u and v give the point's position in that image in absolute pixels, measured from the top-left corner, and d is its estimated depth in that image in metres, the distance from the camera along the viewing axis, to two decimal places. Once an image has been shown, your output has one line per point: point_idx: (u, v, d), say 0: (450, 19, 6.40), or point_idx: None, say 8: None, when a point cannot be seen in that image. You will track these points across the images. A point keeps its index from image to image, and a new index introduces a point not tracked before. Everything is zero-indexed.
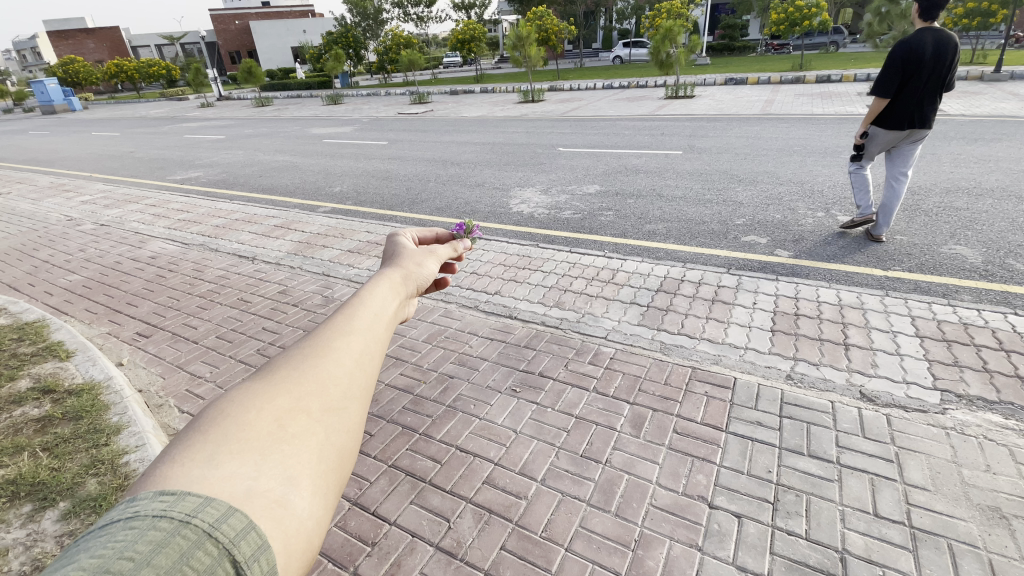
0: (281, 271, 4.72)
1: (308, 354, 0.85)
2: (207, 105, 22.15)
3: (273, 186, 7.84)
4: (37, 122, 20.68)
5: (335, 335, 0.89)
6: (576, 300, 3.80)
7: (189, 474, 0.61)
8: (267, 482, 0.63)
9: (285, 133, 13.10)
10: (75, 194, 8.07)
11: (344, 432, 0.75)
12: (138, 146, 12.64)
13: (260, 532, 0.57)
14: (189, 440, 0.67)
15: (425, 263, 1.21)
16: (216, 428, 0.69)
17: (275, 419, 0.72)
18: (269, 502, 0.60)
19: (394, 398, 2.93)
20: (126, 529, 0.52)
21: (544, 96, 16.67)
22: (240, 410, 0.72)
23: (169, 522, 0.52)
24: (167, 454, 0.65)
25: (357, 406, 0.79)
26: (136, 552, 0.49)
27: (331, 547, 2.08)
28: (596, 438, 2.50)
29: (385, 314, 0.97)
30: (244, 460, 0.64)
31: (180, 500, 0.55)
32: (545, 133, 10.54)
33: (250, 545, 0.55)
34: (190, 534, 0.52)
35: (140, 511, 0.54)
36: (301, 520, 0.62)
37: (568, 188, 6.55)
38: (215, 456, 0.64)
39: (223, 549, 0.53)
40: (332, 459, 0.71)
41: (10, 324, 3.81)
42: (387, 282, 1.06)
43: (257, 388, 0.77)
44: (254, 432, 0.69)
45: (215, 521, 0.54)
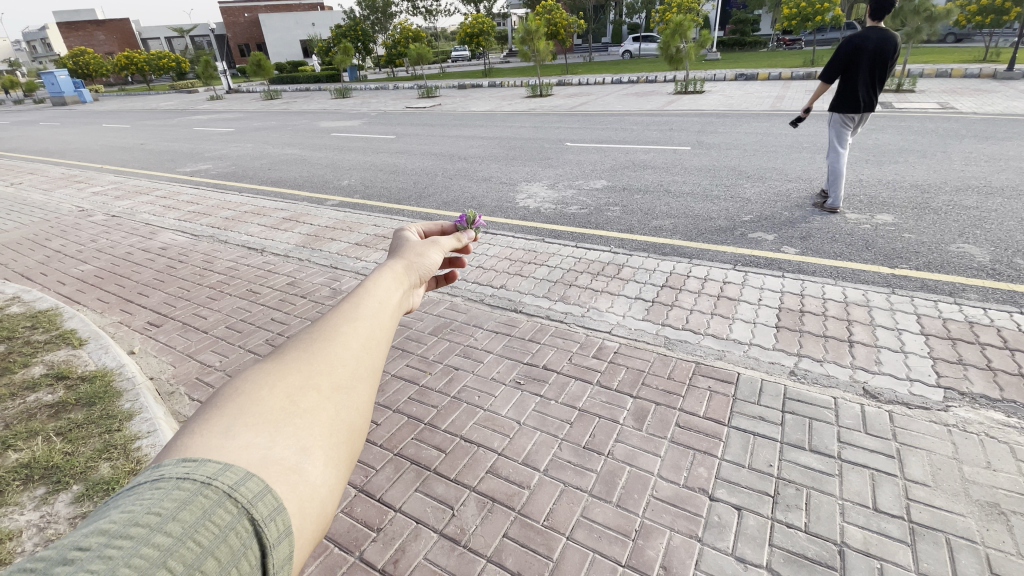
0: (289, 263, 4.77)
1: (317, 338, 0.87)
2: (217, 98, 22.27)
3: (282, 179, 7.90)
4: (49, 114, 20.90)
5: (343, 320, 0.91)
6: (581, 295, 3.82)
7: (208, 442, 0.64)
8: (282, 450, 0.66)
9: (293, 126, 13.16)
10: (87, 185, 8.17)
11: (354, 409, 0.78)
12: (149, 139, 12.76)
13: (276, 495, 0.60)
14: (206, 413, 0.70)
15: (430, 253, 1.23)
16: (231, 403, 0.72)
17: (286, 395, 0.75)
18: (283, 469, 0.63)
19: (400, 388, 2.97)
20: (152, 489, 0.56)
21: (552, 90, 16.62)
22: (253, 388, 0.75)
23: (191, 483, 0.56)
24: (187, 425, 0.68)
25: (366, 386, 0.81)
26: (162, 509, 0.53)
27: (337, 532, 2.13)
28: (598, 430, 2.53)
29: (391, 302, 0.99)
30: (260, 430, 0.67)
31: (202, 464, 0.59)
32: (553, 128, 10.52)
33: (267, 506, 0.58)
34: (212, 494, 0.55)
35: (164, 474, 0.58)
36: (314, 487, 0.65)
37: (575, 183, 6.55)
38: (230, 428, 0.67)
39: (242, 508, 0.56)
40: (344, 433, 0.74)
41: (25, 312, 3.89)
42: (392, 272, 1.08)
43: (268, 369, 0.80)
44: (266, 406, 0.72)
45: (234, 483, 0.57)
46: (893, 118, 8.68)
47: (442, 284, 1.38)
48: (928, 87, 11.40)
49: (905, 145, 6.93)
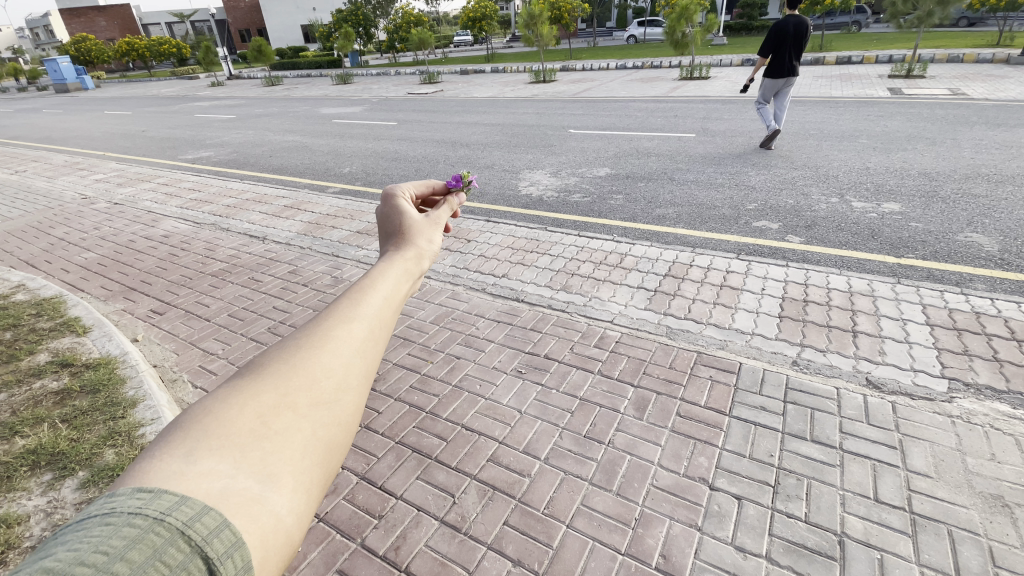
0: (291, 251, 4.76)
1: (305, 345, 0.85)
2: (217, 84, 22.14)
3: (283, 166, 7.87)
4: (50, 101, 20.83)
5: (333, 325, 0.89)
6: (583, 284, 3.81)
7: (166, 470, 0.62)
8: (244, 480, 0.64)
9: (295, 113, 13.09)
10: (90, 173, 8.16)
11: (334, 425, 0.76)
12: (150, 126, 12.71)
13: (234, 529, 0.58)
14: (176, 433, 0.69)
15: (434, 234, 1.17)
16: (198, 424, 0.70)
17: (260, 415, 0.72)
18: (245, 499, 0.62)
19: (402, 376, 2.98)
20: (101, 524, 0.54)
21: (555, 76, 16.44)
22: (224, 407, 0.73)
23: (143, 519, 0.54)
24: (154, 448, 0.67)
25: (350, 399, 0.79)
26: (111, 546, 0.51)
27: (339, 519, 2.14)
28: (599, 419, 2.53)
29: (388, 298, 0.95)
30: (223, 456, 0.66)
31: (157, 497, 0.57)
32: (556, 114, 10.43)
33: (223, 542, 0.56)
34: (164, 531, 0.54)
35: (117, 507, 0.56)
36: (279, 517, 0.63)
37: (579, 171, 6.49)
38: (193, 452, 0.65)
39: (196, 547, 0.54)
40: (317, 453, 0.73)
41: (30, 300, 3.90)
42: (391, 261, 1.04)
43: (247, 385, 0.78)
44: (235, 429, 0.69)
45: (189, 519, 0.55)
46: (903, 104, 8.55)
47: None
48: (939, 72, 11.22)
49: (913, 132, 6.84)
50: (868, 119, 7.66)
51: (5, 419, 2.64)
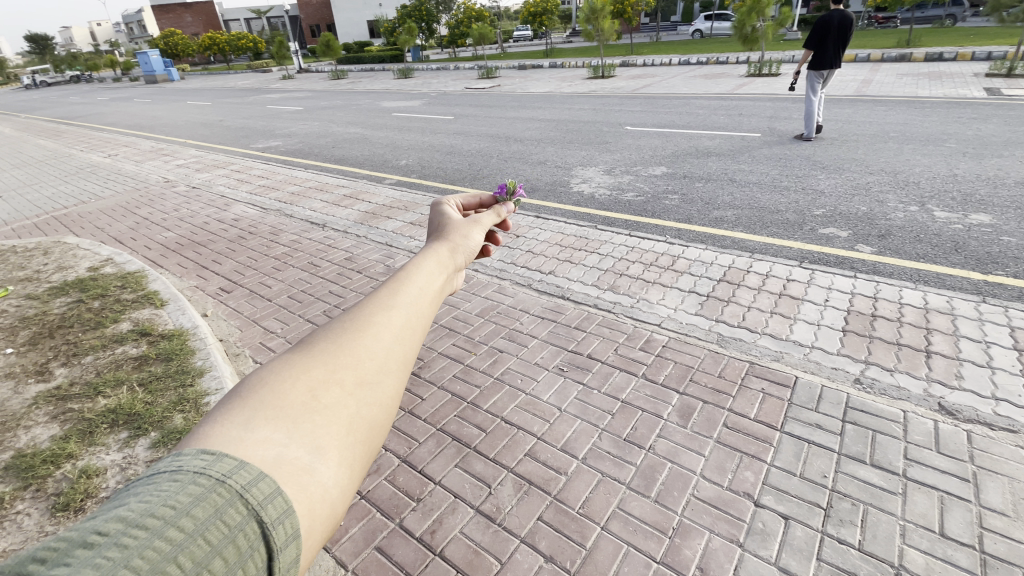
0: (348, 238, 4.95)
1: (350, 327, 0.86)
2: (288, 78, 23.32)
3: (345, 157, 8.18)
4: (141, 91, 22.63)
5: (378, 309, 0.90)
6: (632, 285, 3.73)
7: (226, 435, 0.65)
8: (296, 449, 0.65)
9: (357, 106, 13.56)
10: (172, 158, 8.84)
11: (376, 406, 0.76)
12: (226, 116, 13.55)
13: (286, 497, 0.60)
14: (234, 402, 0.71)
15: (471, 235, 1.19)
16: (255, 394, 0.72)
17: (308, 390, 0.73)
18: (294, 468, 0.63)
19: (445, 365, 3.04)
20: (170, 480, 0.57)
21: (614, 72, 16.13)
22: (277, 380, 0.75)
23: (206, 479, 0.57)
24: (215, 412, 0.70)
25: (391, 382, 0.80)
26: (177, 501, 0.54)
27: (379, 497, 2.21)
28: (641, 424, 2.48)
29: (429, 290, 0.97)
30: (278, 425, 0.67)
31: (218, 459, 0.60)
32: (614, 111, 10.24)
33: (276, 509, 0.58)
34: (224, 492, 0.56)
35: (182, 465, 0.59)
36: (325, 488, 0.64)
37: (633, 169, 6.35)
38: (250, 421, 0.68)
39: (252, 509, 0.57)
40: (360, 430, 0.73)
41: (117, 273, 4.28)
42: (432, 256, 1.06)
43: (298, 361, 0.79)
44: (288, 402, 0.71)
45: (246, 483, 0.58)
46: (1001, 106, 7.77)
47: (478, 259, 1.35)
48: None
49: (1012, 137, 6.20)
50: (958, 122, 7.02)
51: (91, 379, 2.91)
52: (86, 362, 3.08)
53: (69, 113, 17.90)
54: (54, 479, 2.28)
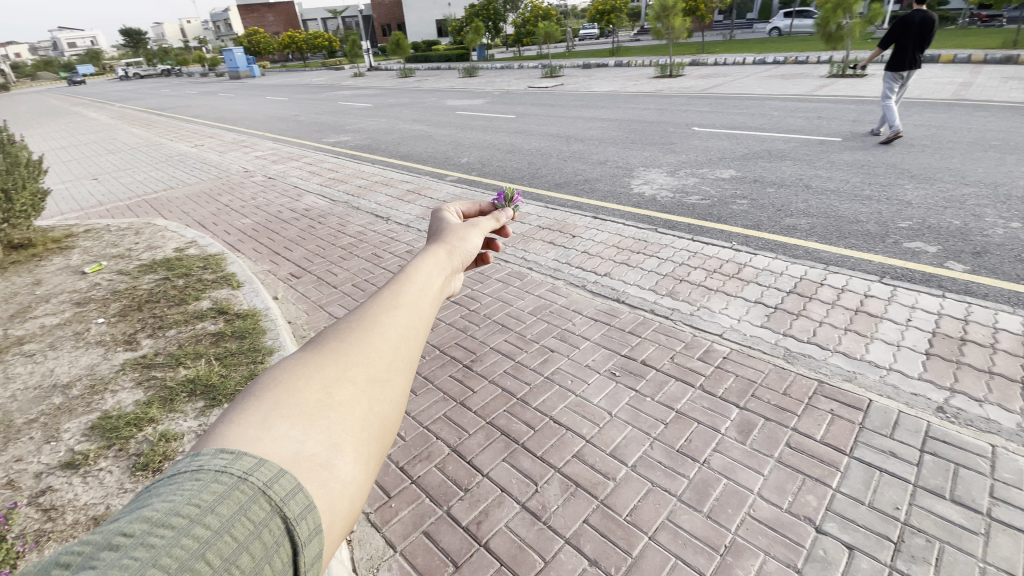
0: (409, 232, 5.11)
1: (357, 328, 0.83)
2: (359, 75, 24.32)
3: (409, 153, 8.45)
4: (227, 87, 24.36)
5: (385, 309, 0.87)
6: (693, 292, 3.62)
7: (244, 434, 0.63)
8: (314, 444, 0.64)
9: (423, 103, 13.96)
10: (252, 150, 9.45)
11: (388, 402, 0.74)
12: (301, 111, 14.33)
13: (307, 493, 0.59)
14: (249, 400, 0.70)
15: (470, 236, 1.17)
16: (268, 393, 0.70)
17: (322, 387, 0.72)
18: (313, 464, 0.62)
19: (497, 361, 3.08)
20: (192, 479, 0.56)
21: (683, 71, 15.66)
22: (289, 379, 0.73)
23: (229, 477, 0.56)
24: (231, 413, 0.68)
25: (402, 378, 0.78)
26: (201, 500, 0.54)
27: (429, 484, 2.28)
28: (696, 436, 2.41)
29: (431, 290, 0.95)
30: (295, 422, 0.66)
31: (238, 458, 0.59)
32: (680, 111, 9.95)
33: (299, 504, 0.57)
34: (247, 489, 0.56)
35: (203, 465, 0.58)
36: (344, 484, 0.63)
37: (699, 172, 6.14)
38: (266, 419, 0.66)
39: (275, 506, 0.56)
40: (375, 427, 0.71)
41: (200, 255, 4.65)
42: (433, 257, 1.04)
43: (308, 360, 0.77)
44: (301, 400, 0.69)
45: (269, 480, 0.57)
46: None
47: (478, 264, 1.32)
48: None
49: None
50: None
51: (174, 352, 3.18)
52: (169, 336, 3.37)
53: (164, 105, 19.51)
54: (137, 440, 2.51)
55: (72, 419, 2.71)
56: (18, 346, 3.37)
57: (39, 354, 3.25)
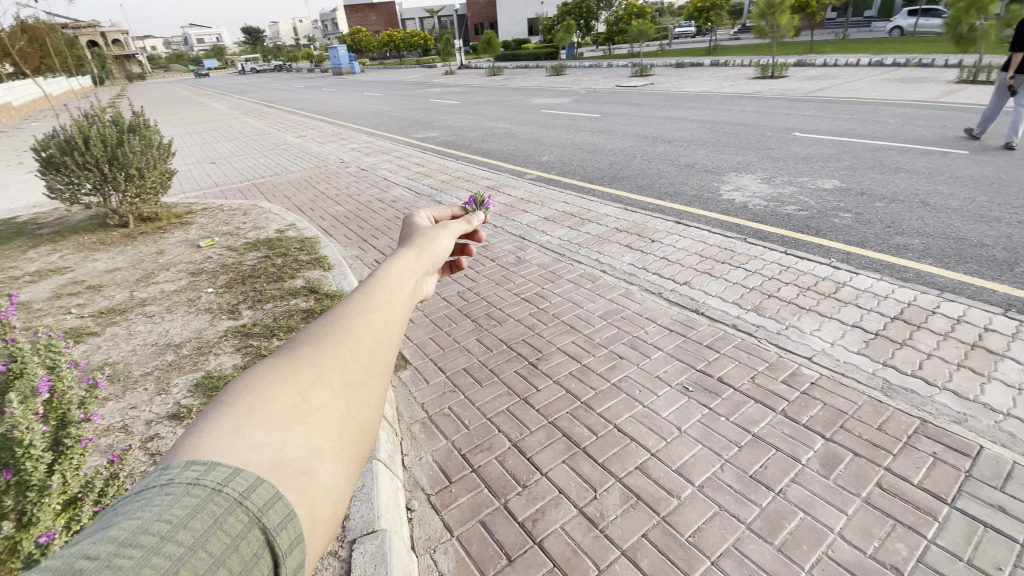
0: (486, 227, 5.22)
1: (326, 331, 0.75)
2: (450, 73, 25.15)
3: (492, 150, 8.64)
4: (330, 82, 26.20)
5: (358, 311, 0.80)
6: (780, 309, 3.39)
7: (216, 441, 0.55)
8: (292, 450, 0.57)
9: (509, 102, 14.20)
10: (348, 142, 10.13)
11: (368, 406, 0.67)
12: (395, 107, 15.12)
13: (287, 501, 0.52)
14: (218, 405, 0.61)
15: (441, 240, 1.11)
16: (235, 399, 0.62)
17: (297, 390, 0.64)
18: (293, 471, 0.55)
19: (563, 362, 3.07)
20: (160, 493, 0.48)
21: (785, 72, 14.63)
22: (257, 383, 0.65)
23: (202, 489, 0.49)
24: (198, 420, 0.59)
25: (381, 380, 0.71)
26: (173, 515, 0.46)
27: (489, 475, 2.33)
28: (772, 463, 2.27)
29: (404, 292, 0.88)
30: (271, 426, 0.58)
31: (211, 467, 0.51)
32: (779, 115, 9.32)
33: (279, 514, 0.51)
34: (223, 500, 0.48)
35: (172, 477, 0.50)
36: (326, 490, 0.57)
37: (796, 180, 5.73)
38: (238, 424, 0.58)
39: (254, 516, 0.49)
40: (355, 432, 0.64)
41: (298, 237, 5.06)
42: (404, 259, 0.97)
43: (276, 363, 0.69)
44: (272, 404, 0.61)
45: (246, 489, 0.50)
46: None
47: (450, 271, 1.25)
48: None
49: None
50: None
51: (269, 324, 3.49)
52: (266, 309, 3.70)
53: (276, 98, 21.37)
54: None
55: (181, 375, 3.06)
56: (143, 307, 3.86)
57: (158, 315, 3.70)
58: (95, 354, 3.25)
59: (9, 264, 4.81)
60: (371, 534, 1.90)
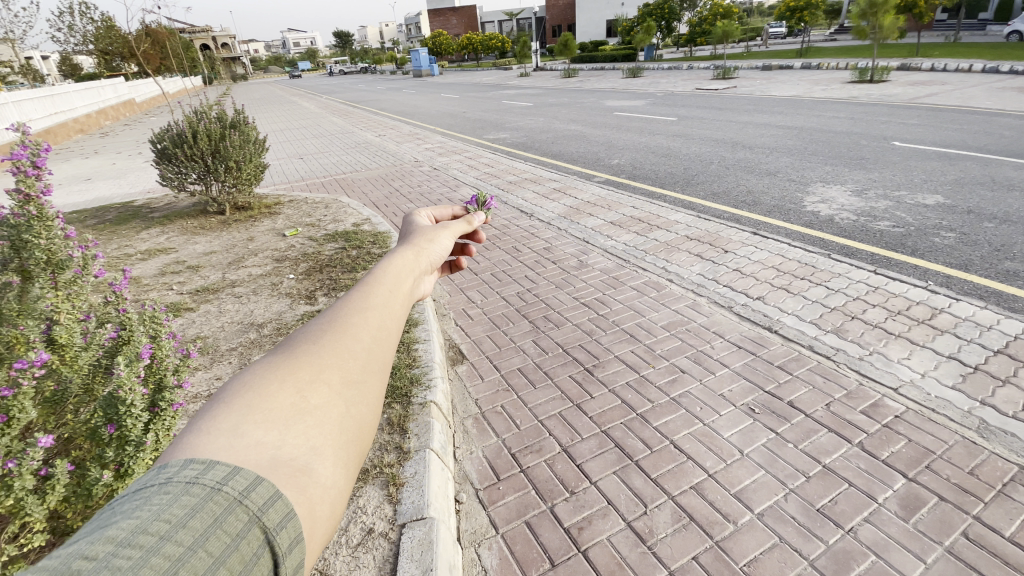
0: (550, 230, 5.22)
1: (325, 329, 0.76)
2: (525, 75, 25.35)
3: (562, 152, 8.62)
4: (410, 84, 27.28)
5: (356, 310, 0.80)
6: (864, 333, 3.13)
7: (217, 440, 0.57)
8: (291, 449, 0.59)
9: (582, 104, 14.11)
10: (423, 141, 10.49)
11: (365, 406, 0.69)
12: (469, 108, 15.47)
13: (286, 499, 0.53)
14: (218, 403, 0.62)
15: (441, 238, 1.11)
16: (235, 397, 0.63)
17: (296, 389, 0.65)
18: (292, 470, 0.57)
19: (620, 371, 3.01)
20: (159, 492, 0.50)
21: (887, 75, 13.44)
22: (257, 381, 0.66)
23: (201, 488, 0.50)
24: (199, 418, 0.61)
25: (377, 380, 0.72)
26: (172, 515, 0.48)
27: (538, 477, 2.33)
28: (843, 498, 2.10)
29: (403, 291, 0.89)
30: (270, 425, 0.60)
31: (211, 466, 0.52)
32: (877, 122, 8.58)
33: (278, 513, 0.52)
34: (222, 500, 0.49)
35: (172, 475, 0.51)
36: (324, 488, 0.58)
37: (893, 194, 5.24)
38: (238, 424, 0.59)
39: (254, 515, 0.50)
40: (353, 432, 0.66)
41: (371, 231, 5.31)
42: (404, 256, 0.97)
43: (276, 361, 0.70)
44: (271, 403, 0.62)
45: (246, 488, 0.51)
46: None
47: (450, 270, 1.25)
48: None
49: None
50: None
51: None
52: None
53: (359, 98, 22.55)
54: None
55: (260, 352, 3.31)
56: (232, 288, 4.22)
57: (245, 297, 4.03)
58: (190, 328, 3.59)
59: (127, 243, 5.42)
60: (420, 521, 1.96)
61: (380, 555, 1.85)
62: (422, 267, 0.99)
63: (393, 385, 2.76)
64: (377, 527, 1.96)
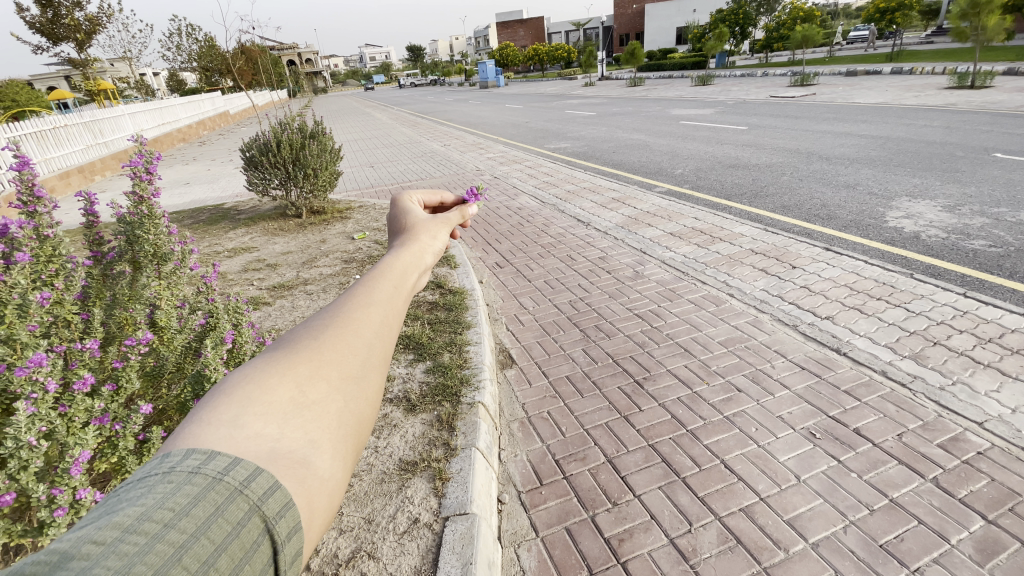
0: (606, 239, 5.20)
1: (328, 324, 0.78)
2: (589, 84, 25.33)
3: (623, 161, 8.55)
4: (476, 95, 28.06)
5: (357, 306, 0.82)
6: (947, 360, 2.88)
7: (218, 432, 0.59)
8: (290, 442, 0.61)
9: (647, 113, 13.90)
10: (486, 151, 10.77)
11: (364, 400, 0.71)
12: (532, 118, 15.67)
13: (286, 490, 0.56)
14: (220, 397, 0.64)
15: (440, 232, 1.13)
16: (237, 389, 0.65)
17: (295, 382, 0.67)
18: (290, 461, 0.59)
19: (671, 385, 2.95)
20: (163, 481, 0.53)
21: (992, 80, 12.24)
22: (258, 374, 0.68)
23: (203, 478, 0.53)
24: (200, 411, 0.63)
25: (376, 375, 0.75)
26: (176, 503, 0.51)
27: (580, 486, 2.34)
28: (911, 536, 1.96)
29: (405, 286, 0.91)
30: (269, 419, 0.62)
31: (213, 456, 0.55)
32: (977, 131, 7.85)
33: (278, 502, 0.55)
34: (223, 490, 0.53)
35: (175, 466, 0.54)
36: (321, 479, 0.61)
37: (990, 211, 4.78)
38: (239, 415, 0.62)
39: (254, 505, 0.53)
40: (351, 425, 0.68)
41: None
42: (405, 253, 0.99)
43: (277, 355, 0.72)
44: (273, 395, 0.65)
45: (246, 479, 0.54)
46: None
47: None
48: None
49: None
50: None
51: None
52: None
53: (427, 109, 23.46)
54: None
55: None
56: (305, 285, 4.56)
57: (314, 294, 4.34)
58: (266, 320, 3.92)
59: (216, 242, 5.99)
60: (463, 516, 2.03)
61: (424, 544, 1.94)
62: (424, 262, 1.01)
63: (444, 384, 2.87)
64: (422, 517, 2.05)
